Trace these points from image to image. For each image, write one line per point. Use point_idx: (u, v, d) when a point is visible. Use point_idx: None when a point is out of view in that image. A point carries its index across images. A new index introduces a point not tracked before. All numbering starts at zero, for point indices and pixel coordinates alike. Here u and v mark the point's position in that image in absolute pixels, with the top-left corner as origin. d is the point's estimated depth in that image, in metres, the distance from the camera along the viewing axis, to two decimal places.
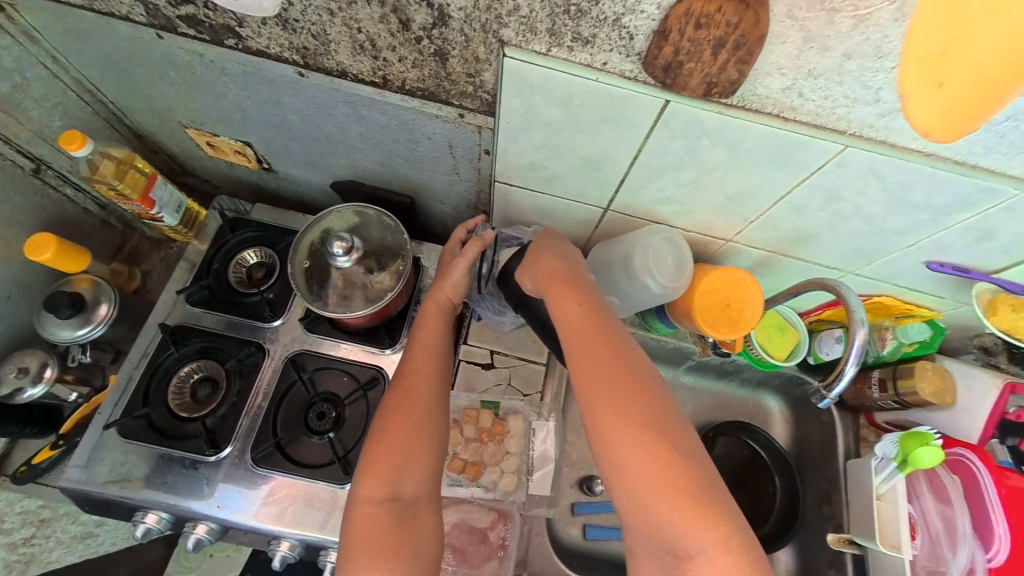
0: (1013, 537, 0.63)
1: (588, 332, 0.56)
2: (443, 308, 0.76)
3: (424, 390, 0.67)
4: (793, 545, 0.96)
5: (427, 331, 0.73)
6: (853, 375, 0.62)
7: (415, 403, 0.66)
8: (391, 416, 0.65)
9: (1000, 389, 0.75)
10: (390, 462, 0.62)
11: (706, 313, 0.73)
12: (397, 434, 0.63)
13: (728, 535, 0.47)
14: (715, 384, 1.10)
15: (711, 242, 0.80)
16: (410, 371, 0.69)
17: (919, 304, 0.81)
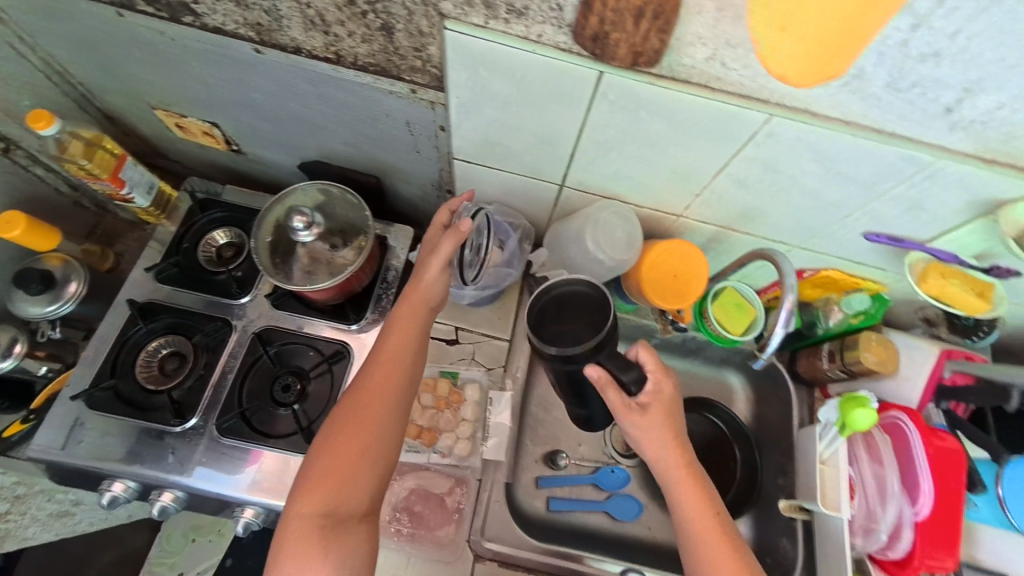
0: (939, 490, 0.65)
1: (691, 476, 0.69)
2: (415, 312, 0.77)
3: (378, 406, 0.71)
4: (751, 518, 0.96)
5: (393, 341, 0.75)
6: (783, 334, 0.65)
7: (365, 418, 0.70)
8: (340, 426, 0.69)
9: (937, 357, 0.80)
10: (331, 474, 0.67)
11: (655, 285, 0.76)
12: (340, 441, 0.68)
13: None
14: (681, 363, 1.11)
15: (664, 218, 0.82)
16: (366, 385, 0.72)
17: (865, 278, 0.84)
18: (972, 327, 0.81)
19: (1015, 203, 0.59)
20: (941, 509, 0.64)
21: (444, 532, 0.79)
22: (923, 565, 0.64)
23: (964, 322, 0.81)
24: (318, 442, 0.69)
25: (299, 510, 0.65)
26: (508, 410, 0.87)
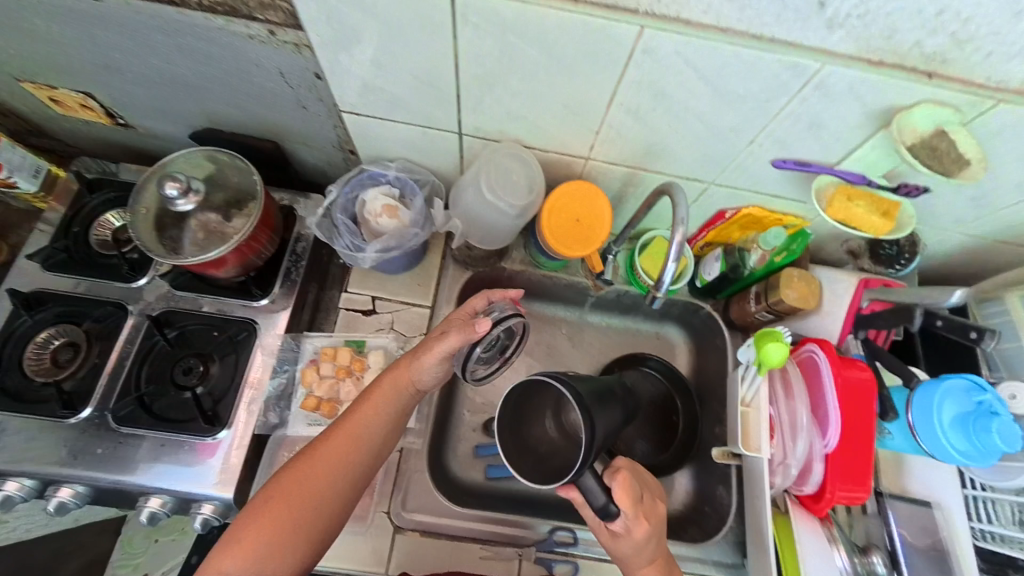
0: (847, 420, 0.63)
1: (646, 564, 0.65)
2: (399, 391, 0.71)
3: (322, 478, 0.65)
4: (692, 469, 0.93)
5: (365, 413, 0.70)
6: (674, 267, 0.63)
7: (307, 487, 0.64)
8: (280, 491, 0.63)
9: (855, 287, 0.77)
10: (250, 545, 0.60)
11: (556, 231, 0.71)
12: (275, 508, 0.62)
13: None
14: (621, 322, 1.07)
15: (572, 162, 0.78)
16: (319, 451, 0.67)
17: (786, 213, 0.80)
18: (895, 255, 0.80)
19: (908, 110, 0.56)
20: (849, 439, 0.62)
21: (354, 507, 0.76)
22: (835, 497, 0.62)
23: (887, 250, 0.80)
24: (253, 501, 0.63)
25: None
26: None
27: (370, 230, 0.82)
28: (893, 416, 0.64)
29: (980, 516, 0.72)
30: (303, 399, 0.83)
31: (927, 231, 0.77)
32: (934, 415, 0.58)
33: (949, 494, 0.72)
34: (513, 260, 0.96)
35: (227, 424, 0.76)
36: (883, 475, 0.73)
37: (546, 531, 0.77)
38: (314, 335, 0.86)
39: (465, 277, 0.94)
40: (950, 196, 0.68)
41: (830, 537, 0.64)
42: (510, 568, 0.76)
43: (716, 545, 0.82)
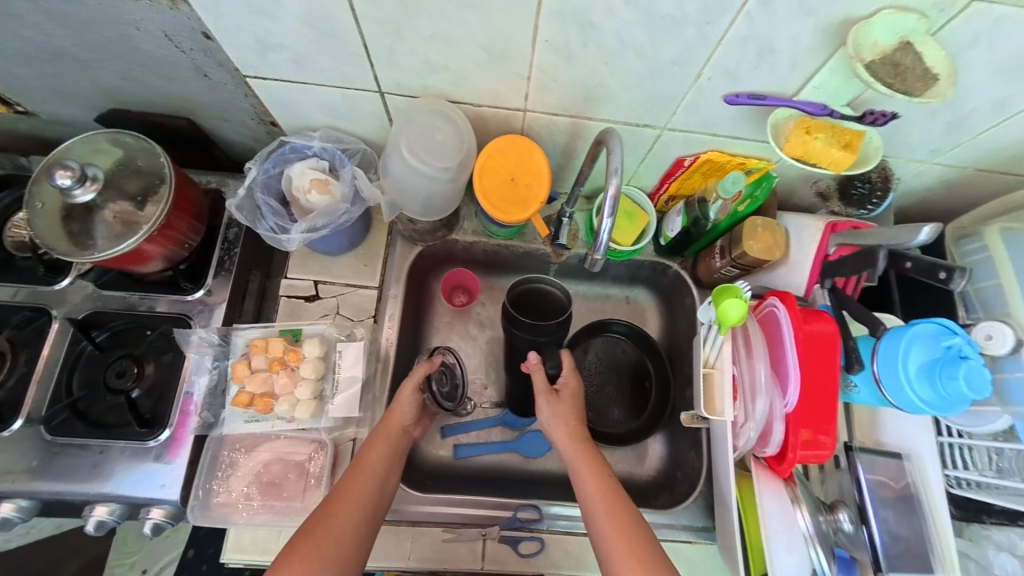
0: (807, 378, 0.59)
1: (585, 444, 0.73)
2: (392, 434, 0.72)
3: (352, 517, 0.63)
4: (665, 435, 0.91)
5: (381, 440, 0.71)
6: (611, 225, 0.58)
7: (340, 527, 0.62)
8: (315, 535, 0.60)
9: (822, 232, 0.71)
10: None
11: (492, 194, 0.65)
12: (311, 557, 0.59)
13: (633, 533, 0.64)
14: (588, 288, 1.01)
15: (509, 116, 0.70)
16: (347, 489, 0.65)
17: (748, 156, 0.74)
18: (867, 194, 0.74)
19: (866, 21, 0.49)
20: (809, 396, 0.59)
21: (300, 503, 0.70)
22: (797, 457, 0.59)
23: (859, 190, 0.74)
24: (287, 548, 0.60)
25: None
26: (360, 360, 0.77)
27: (301, 209, 0.76)
28: (858, 367, 0.60)
29: (954, 463, 0.70)
30: (232, 396, 0.73)
31: (899, 165, 0.70)
32: (900, 364, 0.55)
33: (922, 443, 0.68)
34: (466, 230, 0.90)
35: (168, 423, 0.71)
36: (856, 428, 0.71)
37: (509, 509, 0.76)
38: (244, 329, 0.78)
39: (414, 253, 0.88)
40: (921, 123, 0.61)
41: (793, 498, 0.62)
42: (474, 549, 0.73)
43: (686, 510, 0.80)
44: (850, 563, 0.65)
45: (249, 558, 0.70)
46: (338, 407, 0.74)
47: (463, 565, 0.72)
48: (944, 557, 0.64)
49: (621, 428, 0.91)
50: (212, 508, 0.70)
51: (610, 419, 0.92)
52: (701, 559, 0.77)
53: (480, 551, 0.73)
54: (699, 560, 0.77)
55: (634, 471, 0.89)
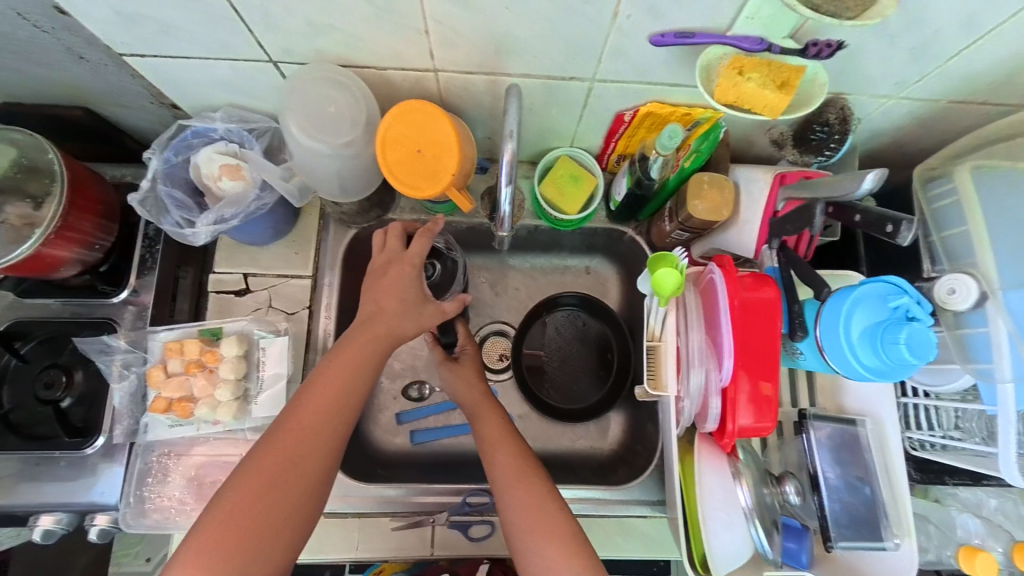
0: (743, 347, 0.55)
1: (488, 404, 0.72)
2: (377, 338, 0.65)
3: (253, 501, 0.57)
4: (626, 407, 0.89)
5: (305, 407, 0.62)
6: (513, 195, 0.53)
7: (242, 509, 0.56)
8: (216, 520, 0.56)
9: (770, 185, 0.63)
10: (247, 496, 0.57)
11: (398, 170, 0.59)
12: (218, 541, 0.55)
13: (523, 467, 0.64)
14: (544, 259, 0.96)
15: (419, 78, 0.62)
16: (250, 470, 0.58)
17: (693, 106, 0.66)
18: (825, 139, 0.65)
19: None
20: (745, 366, 0.55)
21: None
22: (737, 432, 0.56)
23: (817, 135, 0.66)
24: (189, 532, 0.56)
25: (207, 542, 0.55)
26: (285, 358, 0.73)
27: (214, 197, 0.71)
28: (801, 334, 0.55)
29: (919, 424, 0.68)
30: (150, 402, 0.70)
31: (862, 103, 0.62)
32: (841, 329, 0.50)
33: (884, 407, 0.65)
34: (403, 209, 0.84)
35: (101, 430, 0.70)
36: (817, 394, 0.69)
37: (458, 495, 0.76)
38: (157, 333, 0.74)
39: (348, 236, 0.83)
40: (878, 50, 0.53)
41: (735, 473, 0.59)
42: (423, 537, 0.74)
43: (642, 485, 0.78)
44: (801, 534, 0.60)
45: None
46: (261, 409, 0.71)
47: (411, 552, 0.74)
48: (901, 522, 0.62)
49: (581, 403, 0.89)
50: (147, 513, 0.69)
51: (570, 393, 0.90)
52: (655, 531, 0.76)
53: (429, 537, 0.74)
54: (653, 533, 0.76)
55: (595, 445, 0.88)
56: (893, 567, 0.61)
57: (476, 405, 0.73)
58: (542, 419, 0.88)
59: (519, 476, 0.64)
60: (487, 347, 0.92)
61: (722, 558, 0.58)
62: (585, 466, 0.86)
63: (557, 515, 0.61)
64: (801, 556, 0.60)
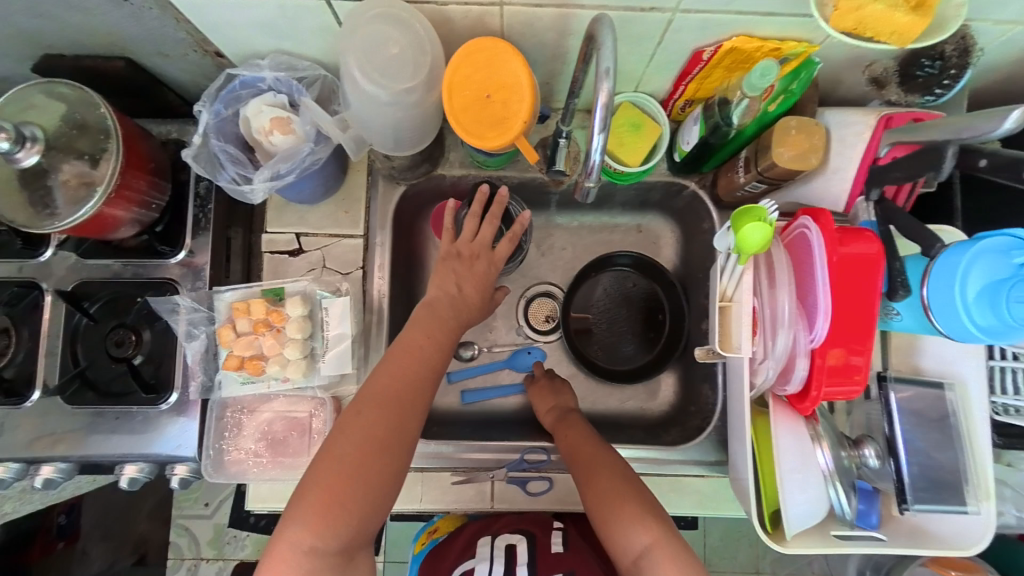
0: (836, 307, 0.52)
1: (565, 424, 0.73)
2: (450, 314, 0.69)
3: (348, 478, 0.58)
4: (679, 369, 0.87)
5: (386, 385, 0.63)
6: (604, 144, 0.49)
7: (340, 486, 0.57)
8: (313, 497, 0.57)
9: (873, 127, 0.59)
10: (346, 461, 0.58)
11: (465, 117, 0.56)
12: (320, 517, 0.56)
13: (593, 463, 0.66)
14: (596, 218, 0.92)
15: (481, 14, 0.57)
16: (339, 447, 0.59)
17: (784, 39, 0.59)
18: (937, 74, 0.59)
19: None
20: (837, 328, 0.52)
21: (304, 458, 0.72)
22: (822, 394, 0.54)
23: (926, 71, 0.59)
24: (287, 507, 0.58)
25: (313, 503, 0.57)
26: (346, 317, 0.73)
27: (264, 152, 0.68)
28: (903, 294, 0.53)
29: (1003, 388, 0.64)
30: (223, 359, 0.72)
31: (985, 30, 0.55)
32: (956, 288, 0.46)
33: (970, 368, 0.61)
34: (452, 163, 0.80)
35: (172, 388, 0.73)
36: (891, 354, 0.65)
37: (515, 452, 0.78)
38: (222, 291, 0.74)
39: (397, 193, 0.80)
40: None
41: (813, 434, 0.59)
42: (482, 491, 0.76)
43: (698, 446, 0.78)
44: (872, 497, 0.61)
45: (270, 506, 0.74)
46: (329, 366, 0.72)
47: (471, 505, 0.76)
48: (978, 484, 0.60)
49: (632, 365, 0.88)
50: (226, 465, 0.73)
51: (622, 354, 0.88)
52: (710, 489, 0.77)
53: (489, 492, 0.76)
54: (707, 491, 0.77)
55: (646, 407, 0.87)
56: (967, 528, 0.60)
57: (556, 426, 0.74)
58: (593, 381, 0.88)
59: (594, 472, 0.65)
60: (534, 307, 0.90)
61: (794, 517, 0.57)
62: (636, 427, 0.86)
63: (627, 504, 0.61)
64: (872, 518, 0.60)
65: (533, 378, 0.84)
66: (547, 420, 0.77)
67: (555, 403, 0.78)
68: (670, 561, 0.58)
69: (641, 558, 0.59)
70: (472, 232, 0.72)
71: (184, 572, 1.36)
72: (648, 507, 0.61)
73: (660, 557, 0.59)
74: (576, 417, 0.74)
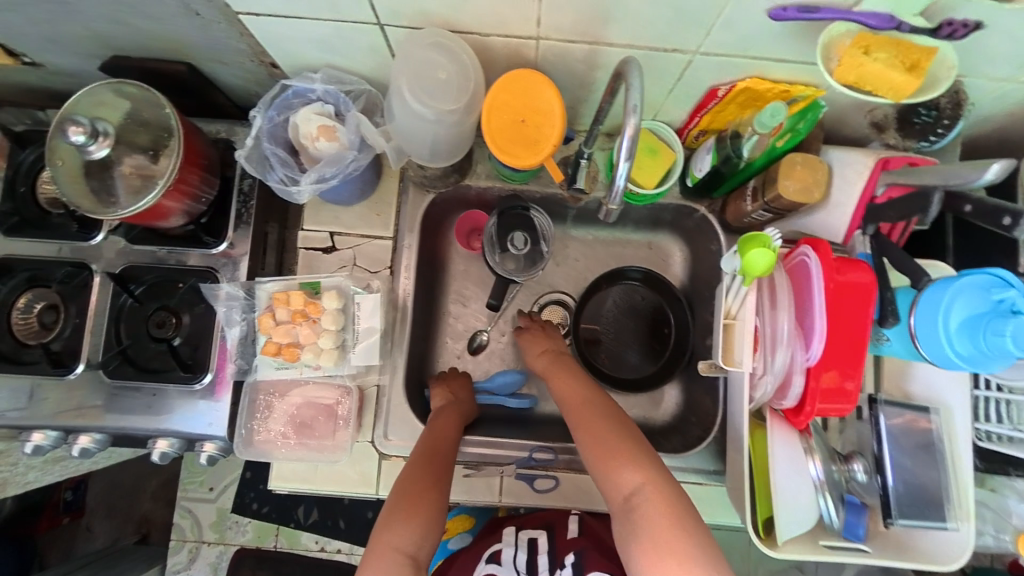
0: (831, 330, 0.57)
1: (558, 367, 0.78)
2: (460, 412, 0.78)
3: (429, 507, 0.64)
4: (681, 381, 0.92)
5: (423, 450, 0.70)
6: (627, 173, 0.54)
7: (425, 511, 0.63)
8: (380, 557, 0.60)
9: (870, 169, 0.63)
10: (412, 510, 0.63)
11: (501, 136, 0.62)
12: (418, 538, 0.62)
13: (585, 388, 0.74)
14: (610, 232, 0.97)
15: (519, 45, 0.63)
16: (413, 483, 0.66)
17: (793, 83, 0.65)
18: (932, 122, 0.64)
19: None
20: (832, 350, 0.57)
21: (331, 441, 0.78)
22: (815, 409, 0.59)
23: (922, 118, 0.65)
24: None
25: (382, 557, 0.60)
26: (377, 312, 0.79)
27: (309, 156, 0.74)
28: (892, 321, 0.58)
29: (987, 416, 0.68)
30: (262, 345, 0.77)
31: (977, 86, 0.60)
32: (939, 318, 0.51)
33: (955, 396, 0.66)
34: (479, 175, 0.86)
35: (209, 368, 0.77)
36: (884, 378, 0.69)
37: (524, 449, 0.81)
38: (262, 284, 0.80)
39: (426, 201, 0.85)
40: (1013, 32, 0.51)
41: (807, 447, 0.64)
42: (491, 484, 0.81)
43: (697, 454, 0.82)
44: (860, 510, 0.64)
45: (291, 487, 0.79)
46: (359, 357, 0.78)
47: (480, 496, 0.80)
48: (959, 505, 0.64)
49: (637, 376, 0.93)
50: (254, 444, 0.78)
51: (628, 365, 0.93)
52: (707, 497, 0.81)
53: (497, 486, 0.81)
54: (705, 497, 0.81)
55: (649, 415, 0.92)
56: (948, 545, 0.63)
57: (547, 371, 0.80)
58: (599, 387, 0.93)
59: (590, 408, 0.71)
60: (546, 314, 0.95)
61: (786, 523, 0.61)
62: None
63: (623, 442, 0.65)
64: (859, 529, 0.63)
65: (520, 327, 0.87)
66: (539, 362, 0.82)
67: (548, 346, 0.82)
68: (660, 497, 0.60)
69: (633, 497, 0.62)
70: (496, 261, 0.83)
71: (184, 555, 1.34)
72: (640, 449, 0.65)
73: (650, 494, 0.61)
74: (570, 357, 0.81)
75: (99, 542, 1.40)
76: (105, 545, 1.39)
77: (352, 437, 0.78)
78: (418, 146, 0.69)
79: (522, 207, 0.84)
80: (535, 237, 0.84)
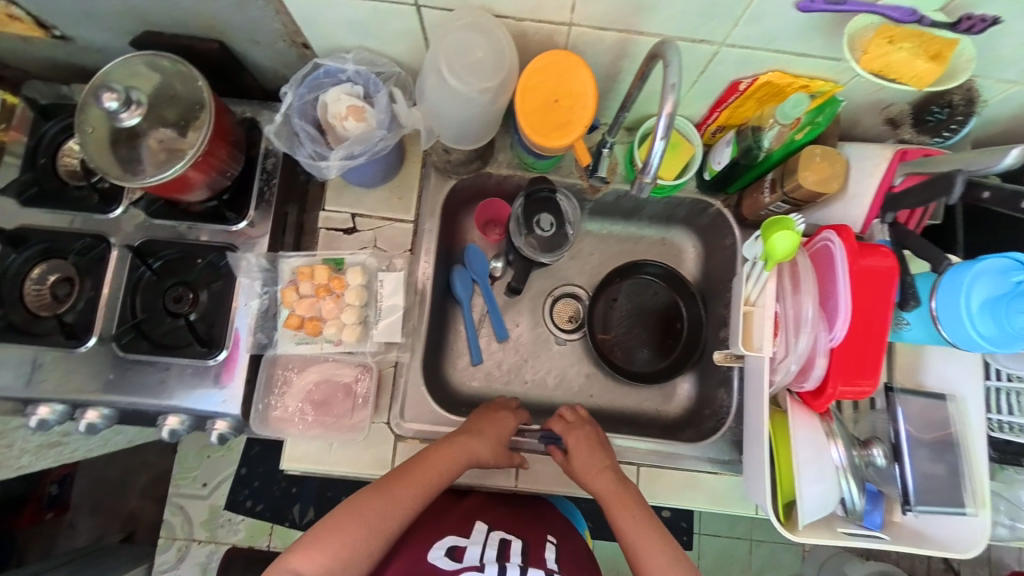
0: (854, 314, 0.59)
1: (624, 500, 0.71)
2: (453, 450, 0.73)
3: (372, 522, 0.66)
4: (694, 374, 0.93)
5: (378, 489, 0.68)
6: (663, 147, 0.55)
7: (333, 542, 0.64)
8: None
9: (888, 161, 0.68)
10: (331, 545, 0.64)
11: (533, 117, 0.66)
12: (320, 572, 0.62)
13: (633, 506, 0.71)
14: (626, 227, 0.98)
15: (552, 31, 0.65)
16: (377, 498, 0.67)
17: (812, 78, 0.68)
18: (945, 120, 0.68)
19: None
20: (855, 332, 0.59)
21: (348, 419, 0.78)
22: (837, 392, 0.60)
23: (936, 116, 0.68)
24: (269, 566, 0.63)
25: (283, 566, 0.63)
26: (399, 290, 0.81)
27: (336, 135, 0.74)
28: (913, 305, 0.60)
29: (998, 408, 0.70)
30: (283, 318, 0.78)
31: (988, 86, 0.63)
32: (962, 298, 0.53)
33: (969, 387, 0.67)
34: (500, 163, 0.87)
35: (224, 345, 0.76)
36: (896, 371, 0.70)
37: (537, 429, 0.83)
38: (288, 257, 0.82)
39: (448, 186, 0.86)
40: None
41: (829, 431, 0.64)
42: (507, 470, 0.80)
43: (712, 445, 0.83)
44: (876, 497, 0.68)
45: (303, 468, 0.77)
46: (381, 331, 0.79)
47: (497, 482, 0.80)
48: (977, 493, 0.65)
49: (651, 369, 0.93)
50: (270, 420, 0.78)
51: (642, 360, 0.93)
52: (723, 489, 0.81)
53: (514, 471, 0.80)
54: (721, 489, 0.81)
55: (662, 408, 0.92)
56: (964, 532, 0.64)
57: (612, 495, 0.71)
58: (613, 380, 0.93)
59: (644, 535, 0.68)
60: (560, 307, 0.96)
61: (808, 509, 0.62)
62: (652, 425, 0.92)
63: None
64: (875, 517, 0.66)
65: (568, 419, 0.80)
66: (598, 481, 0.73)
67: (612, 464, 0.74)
68: None
69: None
70: (521, 243, 0.84)
71: (172, 554, 1.29)
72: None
73: None
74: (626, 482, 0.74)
75: (81, 539, 1.36)
76: (87, 543, 1.34)
77: (369, 417, 0.78)
78: (447, 125, 0.71)
79: (543, 183, 0.84)
80: (559, 215, 0.86)
